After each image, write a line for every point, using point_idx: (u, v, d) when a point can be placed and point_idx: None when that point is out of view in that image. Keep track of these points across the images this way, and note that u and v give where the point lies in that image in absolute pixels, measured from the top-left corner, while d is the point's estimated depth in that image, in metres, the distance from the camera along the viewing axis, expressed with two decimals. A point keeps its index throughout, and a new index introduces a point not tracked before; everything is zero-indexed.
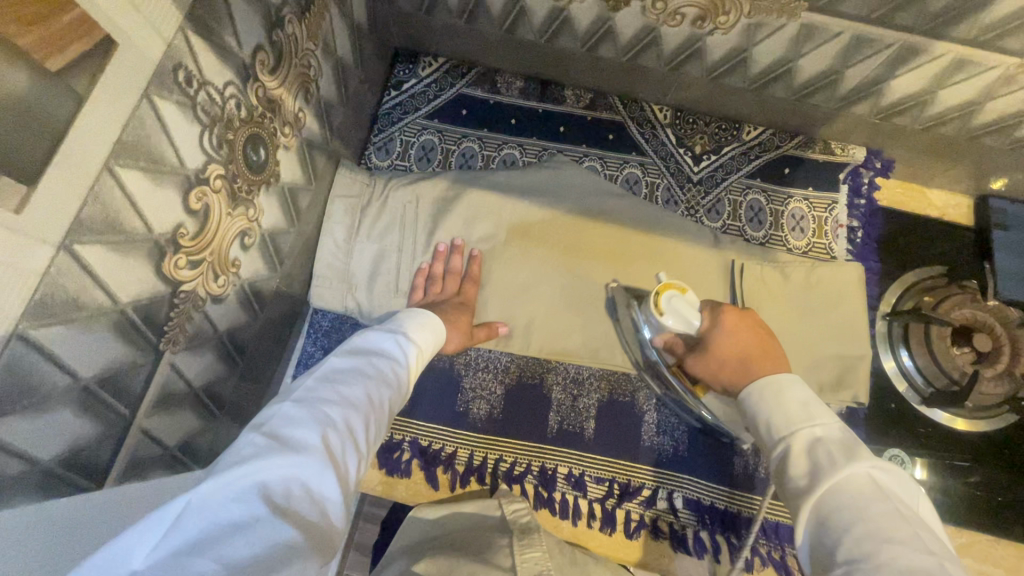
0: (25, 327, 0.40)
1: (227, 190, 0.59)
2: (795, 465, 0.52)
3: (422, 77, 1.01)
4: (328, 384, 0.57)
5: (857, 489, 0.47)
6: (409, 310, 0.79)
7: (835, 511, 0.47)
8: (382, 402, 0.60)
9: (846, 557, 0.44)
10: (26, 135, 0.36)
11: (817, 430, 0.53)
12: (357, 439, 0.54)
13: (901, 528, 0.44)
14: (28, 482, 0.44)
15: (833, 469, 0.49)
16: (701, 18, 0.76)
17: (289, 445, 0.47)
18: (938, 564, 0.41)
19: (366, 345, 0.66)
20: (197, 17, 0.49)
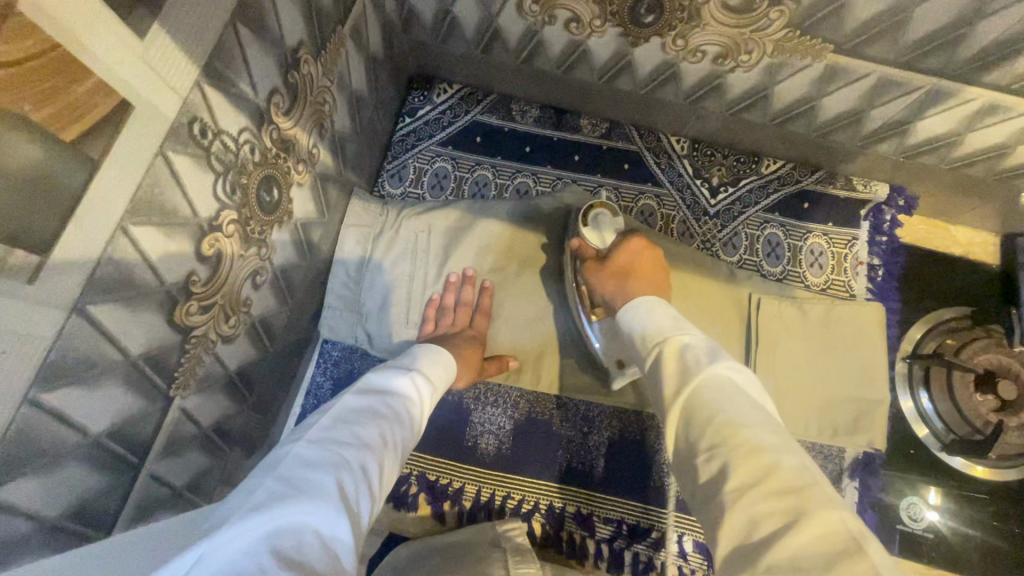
0: (38, 392, 0.40)
1: (240, 233, 0.59)
2: (667, 364, 0.59)
3: (437, 103, 1.00)
4: (343, 424, 0.55)
5: (717, 386, 0.53)
6: (418, 346, 0.78)
7: (699, 405, 0.52)
8: (395, 445, 0.59)
9: (707, 446, 0.49)
10: (39, 208, 0.36)
11: (687, 338, 0.60)
12: (370, 484, 0.52)
13: (751, 414, 0.50)
14: (38, 539, 0.44)
15: (697, 370, 0.55)
16: (722, 55, 0.74)
17: (302, 493, 0.45)
18: (779, 443, 0.47)
19: (380, 383, 0.64)
20: (213, 70, 0.48)
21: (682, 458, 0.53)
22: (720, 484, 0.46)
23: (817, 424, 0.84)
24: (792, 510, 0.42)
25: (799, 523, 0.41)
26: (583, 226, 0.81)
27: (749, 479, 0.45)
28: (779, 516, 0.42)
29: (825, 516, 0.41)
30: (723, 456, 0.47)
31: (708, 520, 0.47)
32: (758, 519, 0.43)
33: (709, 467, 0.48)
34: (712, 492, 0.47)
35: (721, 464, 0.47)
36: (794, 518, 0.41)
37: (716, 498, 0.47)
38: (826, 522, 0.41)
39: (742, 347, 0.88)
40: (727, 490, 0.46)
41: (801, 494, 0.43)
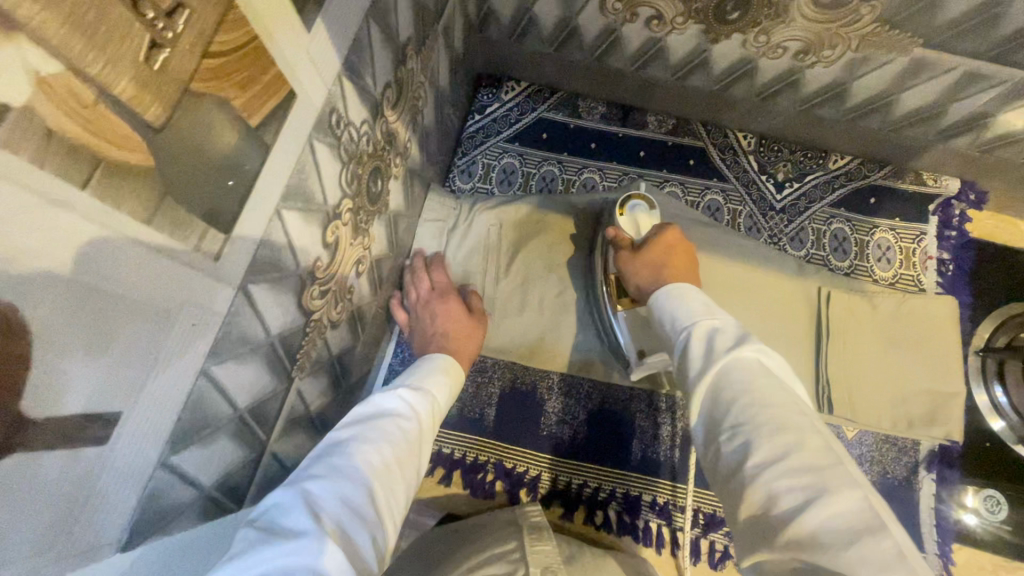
0: (210, 364, 0.42)
1: (352, 221, 0.62)
2: (692, 348, 0.56)
3: (505, 101, 1.02)
4: (327, 459, 0.53)
5: (744, 367, 0.52)
6: (422, 358, 0.76)
7: (725, 386, 0.51)
8: (394, 468, 0.56)
9: (731, 424, 0.49)
10: (229, 188, 0.38)
11: (715, 325, 0.57)
12: (365, 515, 0.50)
13: (778, 394, 0.49)
14: (194, 507, 0.46)
15: (722, 354, 0.53)
16: (803, 51, 0.76)
17: (284, 536, 0.43)
18: (804, 424, 0.47)
19: (367, 407, 0.62)
20: (351, 63, 0.51)
21: (706, 439, 0.51)
22: (742, 461, 0.46)
23: (891, 416, 0.85)
24: (815, 486, 0.42)
25: (823, 501, 0.41)
26: (618, 217, 0.80)
27: (772, 458, 0.45)
28: (805, 490, 0.42)
29: (850, 495, 0.41)
30: (745, 436, 0.47)
31: (727, 496, 0.47)
32: (781, 495, 0.43)
33: (731, 445, 0.48)
34: (731, 471, 0.47)
35: (744, 442, 0.47)
36: (820, 493, 0.42)
37: (737, 474, 0.46)
38: (848, 502, 0.41)
39: (813, 337, 0.88)
40: (750, 467, 0.45)
41: (824, 474, 0.43)
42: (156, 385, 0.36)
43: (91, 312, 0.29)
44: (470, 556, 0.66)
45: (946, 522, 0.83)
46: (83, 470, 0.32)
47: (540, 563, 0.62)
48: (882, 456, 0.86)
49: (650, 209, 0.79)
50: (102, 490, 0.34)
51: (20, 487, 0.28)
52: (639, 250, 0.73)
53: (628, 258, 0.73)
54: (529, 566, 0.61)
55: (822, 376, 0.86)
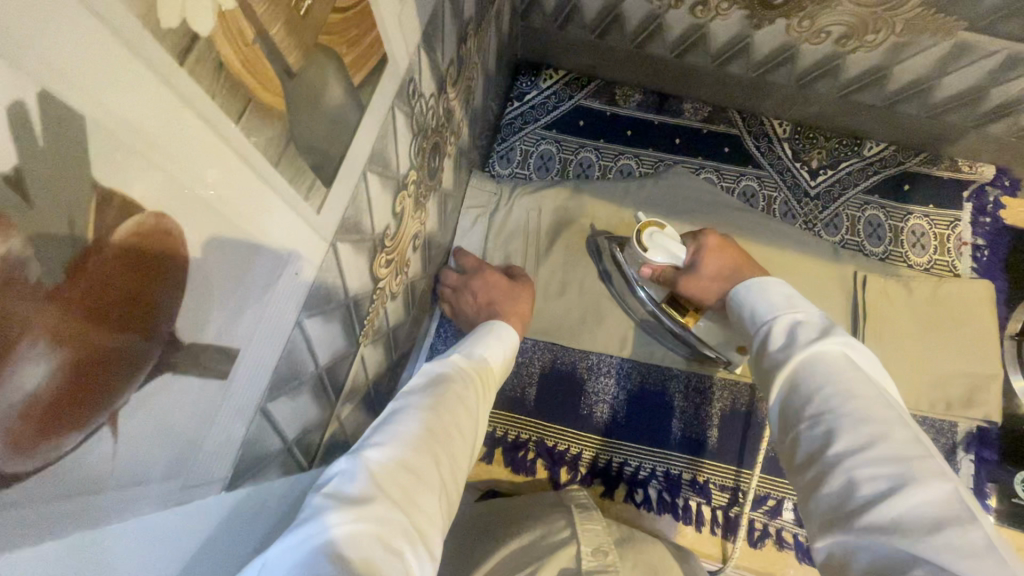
0: (303, 316, 0.44)
1: (415, 194, 0.64)
2: (773, 339, 0.56)
3: (543, 89, 1.04)
4: (386, 424, 0.51)
5: (829, 359, 0.51)
6: (490, 326, 0.75)
7: (810, 375, 0.50)
8: (454, 434, 0.54)
9: (815, 411, 0.48)
10: (334, 143, 0.40)
11: (797, 317, 0.56)
12: (430, 480, 0.47)
13: (866, 388, 0.48)
14: (278, 460, 0.48)
15: (807, 344, 0.52)
16: (846, 36, 0.78)
17: (349, 500, 0.41)
18: (894, 417, 0.45)
19: (425, 374, 0.59)
20: (428, 35, 0.53)
21: (782, 427, 0.51)
22: (824, 447, 0.45)
23: (928, 398, 0.86)
24: (906, 475, 0.41)
25: (912, 488, 0.40)
26: (646, 254, 0.75)
27: (857, 445, 0.44)
28: (892, 479, 0.41)
29: (939, 488, 0.40)
30: (830, 422, 0.46)
31: (802, 481, 0.46)
32: (865, 481, 0.42)
33: (813, 431, 0.47)
34: (808, 457, 0.46)
35: (827, 429, 0.46)
36: (906, 482, 0.40)
37: (815, 457, 0.46)
38: (939, 492, 0.40)
39: (850, 319, 0.90)
40: (832, 452, 0.45)
41: (914, 464, 0.41)
42: (264, 330, 0.38)
43: (231, 245, 0.31)
44: (525, 528, 0.67)
45: (984, 502, 0.84)
46: (208, 403, 0.34)
47: (591, 542, 0.63)
48: None
49: (667, 231, 0.76)
50: (217, 430, 0.36)
51: (163, 409, 0.30)
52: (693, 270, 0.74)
53: (687, 279, 0.74)
54: (580, 546, 0.62)
55: None
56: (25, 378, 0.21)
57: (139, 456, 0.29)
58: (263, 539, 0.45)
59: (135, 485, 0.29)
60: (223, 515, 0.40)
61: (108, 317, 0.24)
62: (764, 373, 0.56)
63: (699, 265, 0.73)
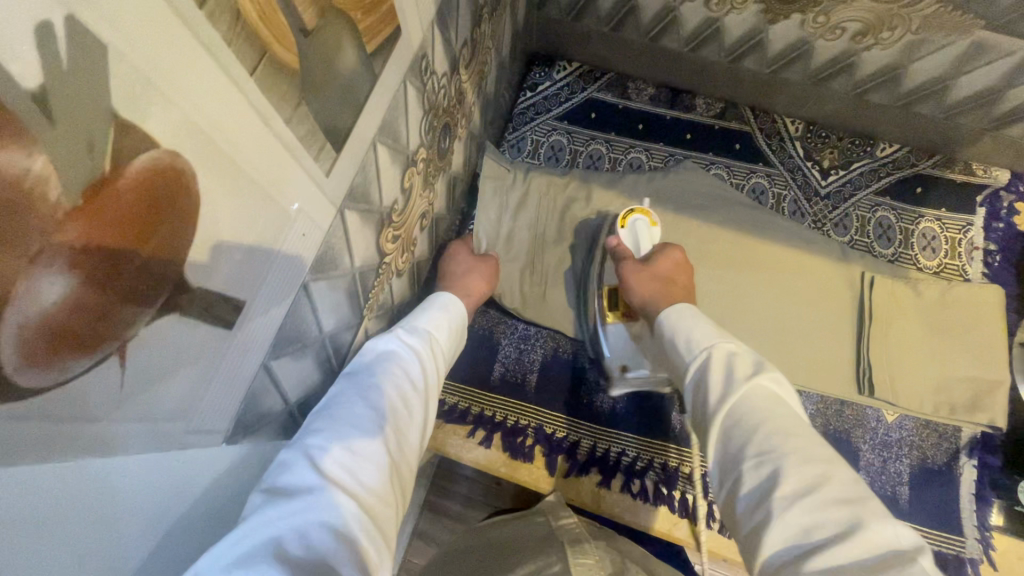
0: (309, 279, 0.45)
1: (423, 172, 0.64)
2: (710, 374, 0.58)
3: (556, 80, 1.05)
4: (326, 410, 0.51)
5: (764, 397, 0.53)
6: (434, 301, 0.73)
7: (746, 416, 0.52)
8: (401, 412, 0.54)
9: (755, 453, 0.49)
10: (346, 108, 0.41)
11: (731, 347, 0.60)
12: (377, 460, 0.48)
13: (801, 426, 0.50)
14: (278, 421, 0.48)
15: (747, 378, 0.55)
16: (862, 33, 0.78)
17: (287, 494, 0.42)
18: (830, 455, 0.47)
19: (364, 355, 0.59)
20: (443, 13, 0.54)
21: (722, 469, 0.51)
22: (768, 490, 0.46)
23: (933, 401, 0.85)
24: (849, 520, 0.42)
25: (855, 533, 0.41)
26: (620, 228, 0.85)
27: (801, 490, 0.44)
28: (837, 524, 0.42)
29: (880, 530, 0.41)
30: (774, 463, 0.47)
31: (746, 532, 0.46)
32: (811, 527, 0.42)
33: (755, 473, 0.48)
34: (752, 505, 0.47)
35: (771, 471, 0.47)
36: (850, 527, 0.41)
37: (760, 505, 0.46)
38: (878, 535, 0.41)
39: (854, 317, 0.90)
40: (776, 499, 0.45)
41: (855, 506, 0.43)
42: (267, 294, 0.39)
43: (240, 193, 0.32)
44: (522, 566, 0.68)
45: (987, 508, 0.81)
46: (211, 353, 0.35)
47: None
48: (923, 441, 0.85)
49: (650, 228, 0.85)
50: (215, 388, 0.37)
51: (169, 352, 0.31)
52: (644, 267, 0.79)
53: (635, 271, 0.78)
54: None
55: (861, 357, 0.88)
56: (39, 294, 0.22)
57: (143, 395, 0.30)
58: (241, 495, 0.45)
59: (139, 423, 0.30)
60: (212, 465, 0.40)
61: (121, 253, 0.25)
62: (703, 416, 0.56)
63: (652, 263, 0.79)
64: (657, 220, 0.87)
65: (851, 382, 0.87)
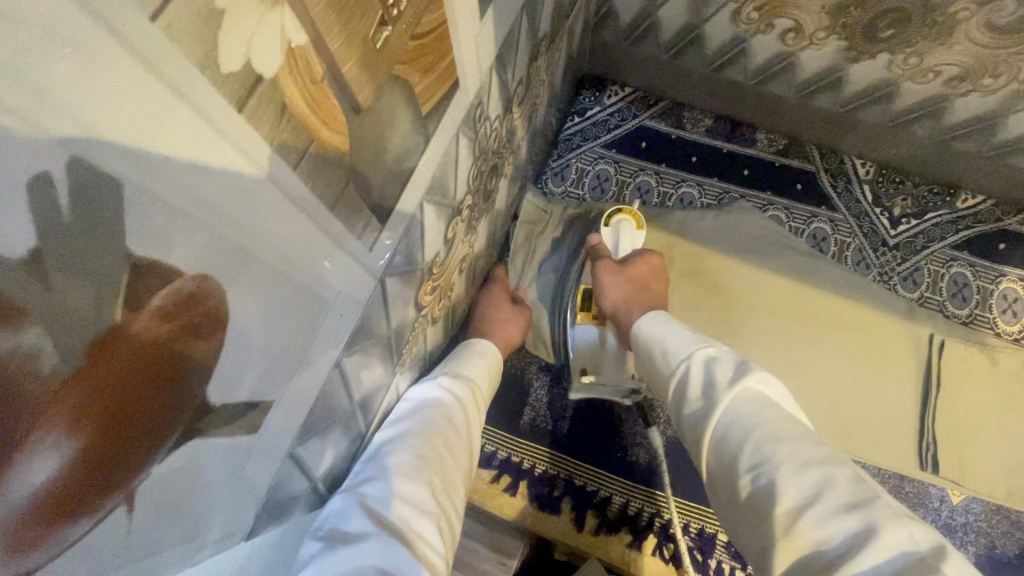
0: (343, 356, 0.40)
1: (467, 217, 0.60)
2: (691, 386, 0.53)
3: (606, 105, 0.99)
4: (376, 457, 0.50)
5: (747, 399, 0.48)
6: (470, 343, 0.71)
7: (734, 423, 0.47)
8: (448, 459, 0.53)
9: (751, 465, 0.44)
10: (395, 177, 0.36)
11: (709, 352, 0.54)
12: (427, 510, 0.47)
13: (796, 426, 0.45)
14: (304, 498, 0.45)
15: (727, 386, 0.49)
16: (959, 78, 0.70)
17: (345, 541, 0.42)
18: (830, 455, 0.42)
19: (410, 394, 0.59)
20: (502, 56, 0.49)
21: (723, 488, 0.47)
22: (770, 503, 0.41)
23: (1005, 484, 0.77)
24: (862, 526, 0.37)
25: (871, 541, 0.36)
26: (602, 225, 0.81)
27: (803, 501, 0.40)
28: (848, 534, 0.37)
29: (897, 535, 0.36)
30: (770, 474, 0.42)
31: (759, 546, 0.42)
32: (823, 539, 0.38)
33: (754, 485, 0.43)
34: (757, 521, 0.42)
35: (768, 483, 0.42)
36: (864, 536, 0.36)
37: (763, 520, 0.41)
38: (897, 539, 0.36)
39: (918, 383, 0.82)
40: (779, 513, 0.40)
41: (865, 508, 0.38)
42: (302, 379, 0.35)
43: (277, 296, 0.28)
44: None
45: None
46: (235, 461, 0.31)
47: None
48: (993, 528, 0.78)
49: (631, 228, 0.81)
50: (239, 489, 0.33)
51: (190, 477, 0.27)
52: (622, 266, 0.75)
53: (614, 270, 0.74)
54: None
55: (925, 429, 0.80)
56: (31, 475, 0.18)
57: (158, 527, 0.26)
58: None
59: (149, 558, 0.26)
60: (243, 561, 0.37)
61: (131, 399, 0.21)
62: (691, 433, 0.51)
63: (631, 263, 0.75)
64: (643, 224, 0.82)
65: (913, 456, 0.79)
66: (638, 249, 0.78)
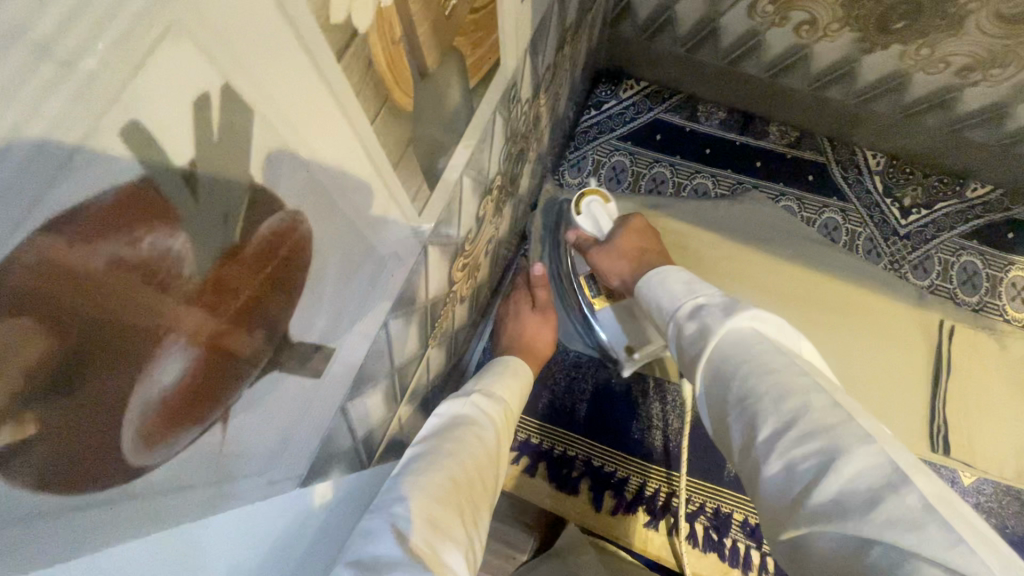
0: (389, 317, 0.43)
1: (496, 198, 0.62)
2: (684, 329, 0.53)
3: (622, 98, 1.02)
4: (404, 481, 0.48)
5: (737, 339, 0.48)
6: (503, 362, 0.72)
7: (723, 361, 0.47)
8: (472, 489, 0.52)
9: (737, 399, 0.44)
10: (444, 146, 0.39)
11: (700, 302, 0.54)
12: (453, 531, 0.45)
13: (778, 359, 0.45)
14: (347, 457, 0.47)
15: (717, 326, 0.49)
16: (969, 68, 0.72)
17: (376, 567, 0.38)
18: (810, 382, 0.42)
19: (438, 423, 0.58)
20: (535, 40, 0.51)
21: (720, 423, 0.47)
22: (752, 434, 0.42)
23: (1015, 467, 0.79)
24: (832, 449, 0.37)
25: (839, 462, 0.36)
26: (576, 215, 0.78)
27: (779, 429, 0.40)
28: (819, 456, 0.37)
29: (864, 451, 0.36)
30: (751, 409, 0.43)
31: (748, 470, 0.42)
32: (800, 462, 0.38)
33: (740, 418, 0.44)
34: (743, 447, 0.43)
35: (751, 416, 0.43)
36: (834, 457, 0.37)
37: (748, 451, 0.42)
38: (866, 458, 0.36)
39: (930, 369, 0.83)
40: (760, 441, 0.41)
41: (838, 432, 0.38)
42: (357, 333, 0.37)
43: (347, 246, 0.31)
44: None
45: None
46: (300, 403, 0.33)
47: None
48: (1002, 509, 0.81)
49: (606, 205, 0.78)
50: (300, 434, 0.35)
51: (264, 408, 0.29)
52: (608, 243, 0.72)
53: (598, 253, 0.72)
54: None
55: (936, 411, 0.82)
56: (160, 376, 0.20)
57: (239, 454, 0.29)
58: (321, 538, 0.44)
59: (229, 480, 0.29)
60: (296, 512, 0.39)
61: (238, 319, 0.23)
62: (689, 375, 0.52)
63: (614, 239, 0.72)
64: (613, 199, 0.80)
65: (924, 438, 0.81)
66: (623, 220, 0.76)
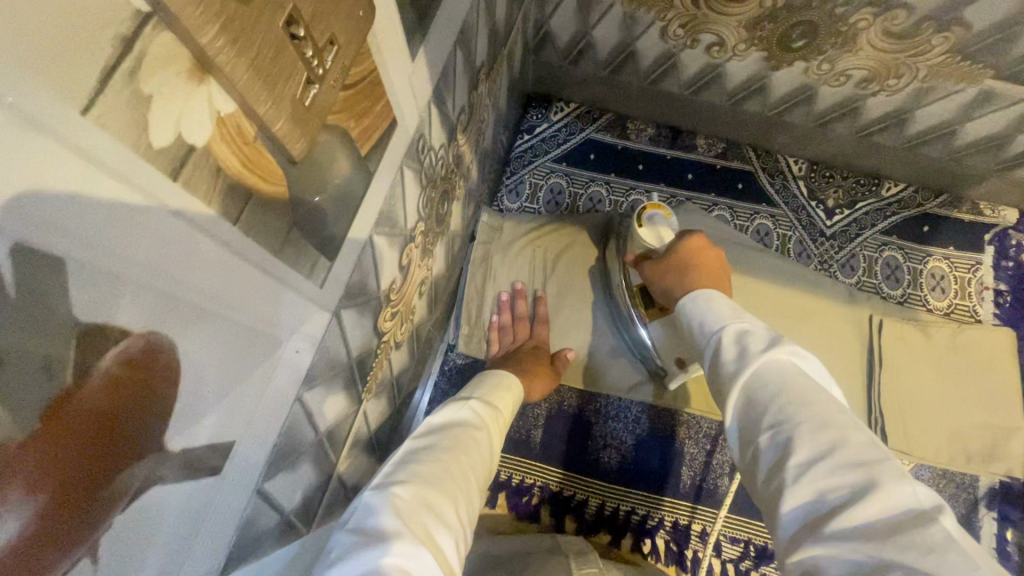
0: (303, 391, 0.42)
1: (421, 243, 0.62)
2: (725, 353, 0.51)
3: (553, 121, 1.03)
4: (404, 463, 0.47)
5: (779, 369, 0.46)
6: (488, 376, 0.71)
7: (762, 387, 0.45)
8: (470, 476, 0.50)
9: (771, 423, 0.43)
10: (340, 218, 0.38)
11: (745, 326, 0.52)
12: (449, 520, 0.43)
13: (820, 393, 0.43)
14: (277, 532, 0.45)
15: (761, 356, 0.47)
16: (868, 80, 0.76)
17: (377, 535, 0.38)
18: (852, 421, 0.41)
19: (440, 417, 0.56)
20: (439, 93, 0.52)
21: (745, 444, 0.45)
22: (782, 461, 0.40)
23: (948, 453, 0.83)
24: (865, 480, 0.36)
25: (871, 491, 0.35)
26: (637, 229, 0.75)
27: (813, 456, 0.39)
28: (850, 487, 0.36)
29: (898, 489, 0.35)
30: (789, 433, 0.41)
31: (771, 496, 0.40)
32: (827, 489, 0.37)
33: (772, 440, 0.42)
34: (771, 472, 0.41)
35: (785, 440, 0.41)
36: (867, 489, 0.35)
37: (773, 475, 0.41)
38: (899, 495, 0.35)
39: (862, 364, 0.86)
40: (790, 466, 0.39)
41: (874, 467, 0.37)
42: (263, 417, 0.36)
43: (230, 343, 0.30)
44: None
45: (1008, 559, 0.82)
46: (199, 503, 0.32)
47: None
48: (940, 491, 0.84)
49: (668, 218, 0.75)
50: (206, 532, 0.34)
51: (151, 525, 0.28)
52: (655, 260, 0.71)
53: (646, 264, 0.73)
54: None
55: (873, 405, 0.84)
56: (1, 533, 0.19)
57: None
58: None
59: None
60: None
61: (88, 448, 0.22)
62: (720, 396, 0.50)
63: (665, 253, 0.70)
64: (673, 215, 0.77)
65: None
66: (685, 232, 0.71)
